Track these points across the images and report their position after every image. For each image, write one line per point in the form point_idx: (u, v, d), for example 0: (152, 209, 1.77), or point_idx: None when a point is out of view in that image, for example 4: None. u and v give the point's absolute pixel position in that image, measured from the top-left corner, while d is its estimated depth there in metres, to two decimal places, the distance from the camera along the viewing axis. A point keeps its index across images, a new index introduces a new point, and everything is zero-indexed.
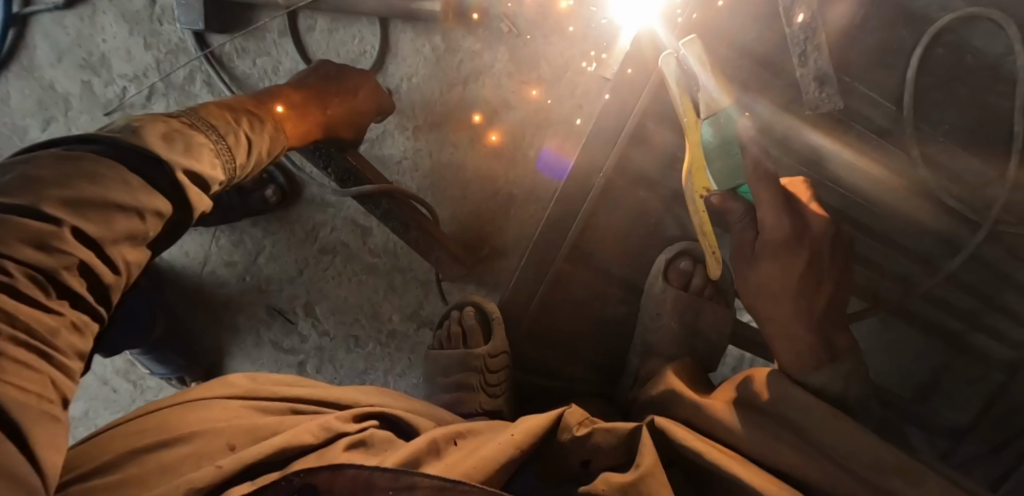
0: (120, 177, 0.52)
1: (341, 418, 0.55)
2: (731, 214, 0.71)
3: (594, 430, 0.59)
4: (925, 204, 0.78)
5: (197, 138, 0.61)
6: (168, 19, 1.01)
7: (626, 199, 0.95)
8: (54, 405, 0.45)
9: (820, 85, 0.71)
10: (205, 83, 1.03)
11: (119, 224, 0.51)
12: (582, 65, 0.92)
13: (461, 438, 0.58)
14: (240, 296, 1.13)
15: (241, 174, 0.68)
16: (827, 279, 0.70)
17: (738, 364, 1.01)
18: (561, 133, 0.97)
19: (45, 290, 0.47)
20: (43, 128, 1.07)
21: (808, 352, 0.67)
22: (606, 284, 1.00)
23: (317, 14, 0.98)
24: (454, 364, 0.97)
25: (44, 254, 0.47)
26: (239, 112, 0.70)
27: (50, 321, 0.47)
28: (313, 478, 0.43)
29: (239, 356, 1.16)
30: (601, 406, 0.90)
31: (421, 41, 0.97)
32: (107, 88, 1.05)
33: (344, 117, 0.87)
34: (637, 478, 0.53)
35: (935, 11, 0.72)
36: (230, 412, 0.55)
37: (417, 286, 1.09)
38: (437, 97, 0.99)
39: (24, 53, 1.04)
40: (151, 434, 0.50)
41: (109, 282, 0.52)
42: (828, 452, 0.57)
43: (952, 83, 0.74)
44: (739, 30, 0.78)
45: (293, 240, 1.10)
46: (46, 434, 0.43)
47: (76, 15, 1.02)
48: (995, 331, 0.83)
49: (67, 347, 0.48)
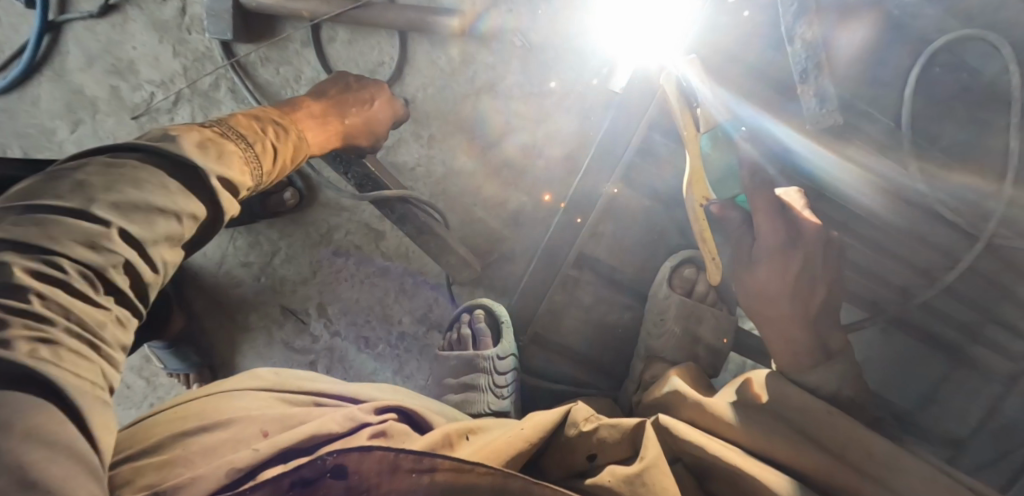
0: (160, 181, 0.55)
1: (363, 409, 0.57)
2: (730, 221, 0.77)
3: (600, 425, 0.63)
4: (924, 218, 0.80)
5: (229, 146, 0.64)
6: (197, 28, 1.06)
7: (632, 207, 0.99)
8: (104, 392, 0.47)
9: (819, 100, 0.73)
10: (229, 89, 1.07)
11: (159, 226, 0.54)
12: (592, 80, 0.97)
13: (473, 434, 0.61)
14: (255, 296, 1.16)
15: (267, 180, 0.72)
16: (821, 282, 0.73)
17: (739, 370, 1.03)
18: (570, 145, 1.01)
19: (93, 286, 0.49)
20: (72, 129, 1.10)
21: (804, 354, 0.71)
22: (612, 290, 1.03)
23: (339, 26, 1.02)
24: (463, 366, 1.00)
25: (94, 252, 0.49)
26: (266, 122, 0.74)
27: (98, 314, 0.49)
28: (344, 458, 0.45)
29: (251, 355, 1.19)
30: (606, 407, 0.93)
31: (438, 53, 1.01)
32: (135, 93, 1.09)
33: (361, 126, 0.90)
34: (641, 469, 0.56)
35: (932, 32, 0.78)
36: (261, 402, 0.58)
37: (428, 289, 1.13)
38: (451, 108, 1.03)
39: (56, 58, 1.08)
40: (191, 421, 0.53)
41: (149, 281, 0.54)
42: (829, 447, 0.59)
43: (951, 101, 0.80)
44: (749, 51, 0.83)
45: (309, 242, 1.13)
46: (102, 417, 0.45)
47: (109, 23, 1.06)
48: (993, 343, 0.85)
49: (112, 339, 0.50)
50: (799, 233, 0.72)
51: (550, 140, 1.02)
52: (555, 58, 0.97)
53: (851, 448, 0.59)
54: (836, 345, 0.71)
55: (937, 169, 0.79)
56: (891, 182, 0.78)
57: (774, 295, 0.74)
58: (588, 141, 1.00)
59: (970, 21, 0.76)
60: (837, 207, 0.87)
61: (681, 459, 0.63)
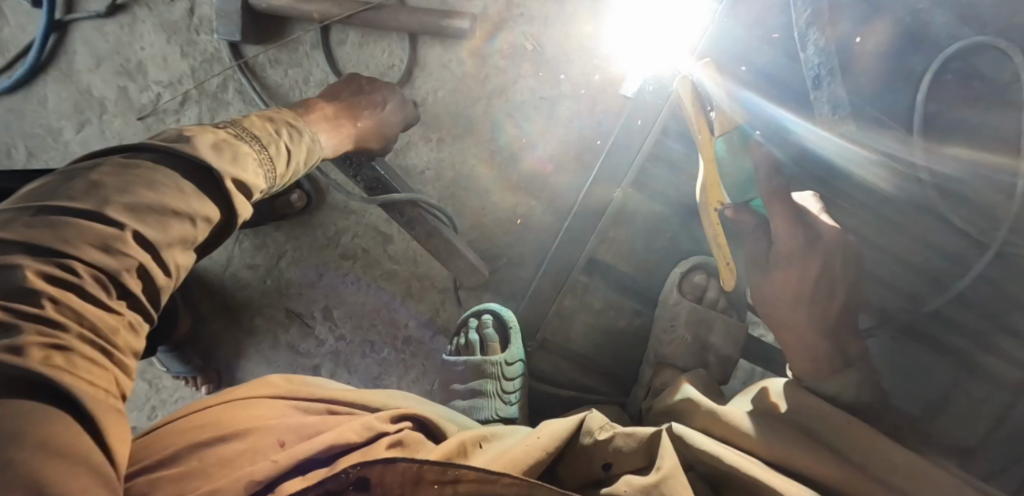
0: (175, 183, 0.54)
1: (380, 418, 0.56)
2: (743, 225, 0.75)
3: (615, 435, 0.62)
4: (937, 225, 0.81)
5: (244, 148, 0.64)
6: (206, 29, 1.05)
7: (642, 213, 0.98)
8: (118, 400, 0.46)
9: (833, 107, 0.74)
10: (237, 91, 1.06)
11: (174, 229, 0.53)
12: (606, 83, 0.96)
13: (487, 442, 0.61)
14: (260, 299, 1.16)
15: (280, 183, 0.71)
16: (842, 287, 0.72)
17: (749, 377, 1.02)
18: (581, 149, 1.00)
19: (107, 290, 0.49)
20: (78, 130, 1.09)
21: (824, 361, 0.70)
22: (621, 295, 1.03)
23: (349, 29, 1.01)
24: (470, 371, 0.99)
25: (108, 256, 0.49)
26: (279, 124, 0.73)
27: (111, 320, 0.48)
28: (368, 471, 0.45)
29: (255, 358, 1.18)
30: (615, 414, 0.92)
31: (448, 56, 1.00)
32: (142, 94, 1.08)
33: (373, 129, 0.90)
34: (659, 480, 0.55)
35: (944, 39, 0.77)
36: (276, 410, 0.57)
37: (435, 293, 1.12)
38: (462, 111, 1.02)
39: (63, 57, 1.08)
40: (207, 430, 0.52)
41: (162, 285, 0.53)
42: (845, 457, 0.59)
43: (964, 107, 0.78)
44: (760, 57, 0.82)
45: (315, 245, 1.13)
46: (117, 426, 0.44)
47: (117, 23, 1.06)
48: (1003, 352, 0.84)
49: (125, 345, 0.49)
50: (819, 238, 0.71)
51: (560, 146, 1.01)
52: (567, 62, 0.97)
53: (870, 458, 0.58)
54: (853, 352, 0.71)
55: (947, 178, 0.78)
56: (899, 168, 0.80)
57: (790, 300, 0.73)
58: (598, 148, 0.99)
59: (983, 29, 0.75)
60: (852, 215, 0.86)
61: (696, 467, 0.61)
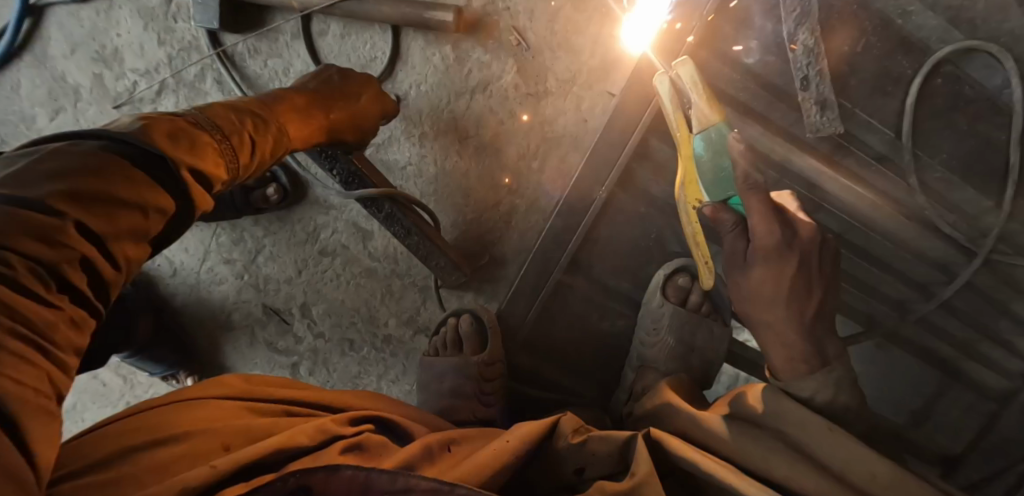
0: (122, 171, 0.52)
1: (336, 420, 0.57)
2: (722, 225, 0.72)
3: (589, 437, 0.60)
4: (925, 233, 0.80)
5: (202, 137, 0.62)
6: (184, 17, 1.02)
7: (626, 212, 0.95)
8: (50, 399, 0.45)
9: (820, 108, 0.77)
10: (216, 81, 1.04)
11: (121, 219, 0.52)
12: (592, 79, 0.93)
13: (455, 445, 0.59)
14: (237, 294, 1.13)
15: (243, 175, 0.70)
16: (819, 284, 0.71)
17: (732, 382, 1.01)
18: (567, 148, 0.97)
19: (45, 285, 0.46)
20: (52, 118, 1.07)
21: (800, 360, 0.69)
22: (606, 299, 1.00)
23: (331, 19, 0.99)
24: (449, 371, 0.97)
25: (45, 247, 0.47)
26: (244, 113, 0.72)
27: (49, 315, 0.46)
28: (308, 479, 0.45)
29: (233, 353, 1.16)
30: (596, 417, 0.90)
31: (432, 49, 0.98)
32: (118, 82, 1.05)
33: (346, 121, 0.87)
34: (632, 486, 0.53)
35: (935, 43, 0.73)
36: (225, 413, 0.56)
37: (416, 291, 1.09)
38: (445, 105, 1.00)
39: (37, 43, 1.05)
40: (144, 432, 0.52)
41: (109, 277, 0.52)
42: (822, 465, 0.58)
43: (952, 112, 0.76)
44: (743, 51, 0.76)
45: (293, 241, 1.09)
46: (41, 429, 0.42)
47: (93, 9, 1.02)
48: (989, 360, 0.85)
49: (64, 341, 0.48)
50: (797, 235, 0.71)
51: (548, 146, 0.98)
52: (551, 56, 0.94)
53: (850, 468, 0.56)
54: (832, 351, 0.70)
55: (933, 182, 0.78)
56: (886, 178, 0.79)
57: (768, 298, 0.71)
58: (583, 146, 0.97)
59: (974, 33, 0.72)
60: (837, 219, 0.82)
61: (674, 473, 0.60)
